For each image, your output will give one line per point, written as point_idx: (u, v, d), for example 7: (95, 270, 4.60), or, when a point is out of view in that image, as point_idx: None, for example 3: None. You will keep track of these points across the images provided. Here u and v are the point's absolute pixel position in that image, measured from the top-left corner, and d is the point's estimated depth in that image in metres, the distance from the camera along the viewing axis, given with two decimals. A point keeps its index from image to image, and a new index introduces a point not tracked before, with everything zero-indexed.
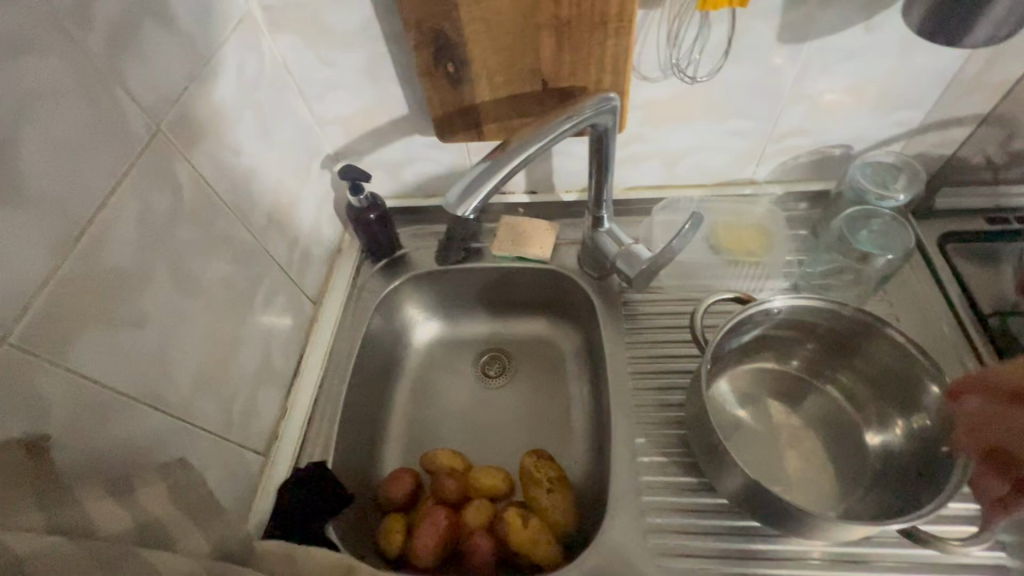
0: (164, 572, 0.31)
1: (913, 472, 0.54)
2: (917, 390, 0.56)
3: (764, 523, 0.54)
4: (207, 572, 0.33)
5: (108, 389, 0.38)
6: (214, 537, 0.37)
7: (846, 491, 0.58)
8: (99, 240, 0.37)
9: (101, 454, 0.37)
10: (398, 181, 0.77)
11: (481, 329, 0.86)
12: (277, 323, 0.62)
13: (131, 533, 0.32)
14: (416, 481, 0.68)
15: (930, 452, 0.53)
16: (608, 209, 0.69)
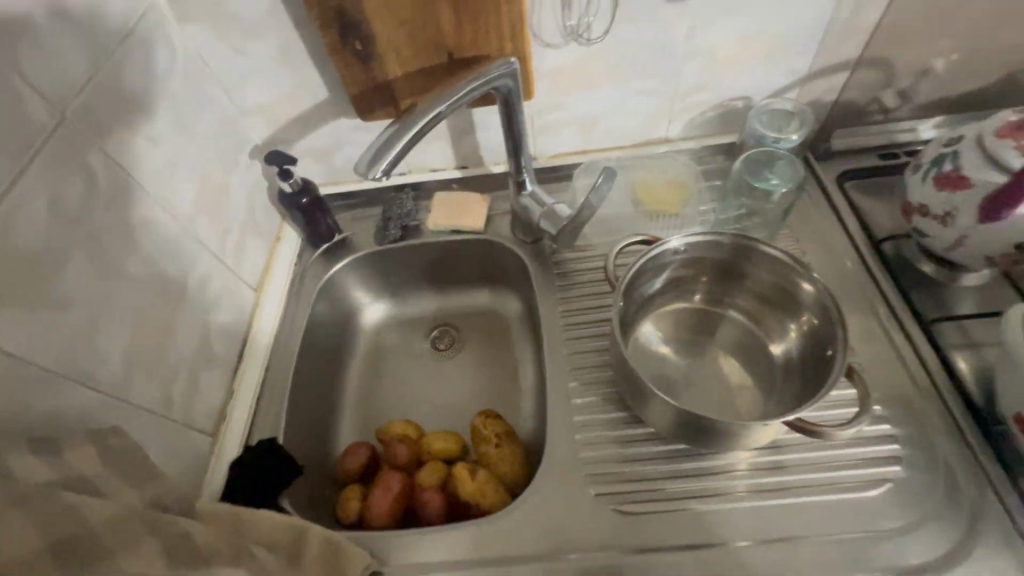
0: (85, 513, 0.35)
1: (798, 398, 0.59)
2: (805, 324, 0.60)
3: (689, 441, 0.58)
4: (135, 515, 0.38)
5: (32, 365, 0.43)
6: (146, 493, 0.42)
7: (758, 409, 0.62)
8: (7, 221, 0.42)
9: (29, 424, 0.42)
10: (331, 166, 0.83)
11: (430, 306, 0.92)
12: (214, 308, 0.67)
13: (56, 485, 0.37)
14: (371, 453, 0.73)
15: (809, 376, 0.58)
16: (529, 171, 0.73)
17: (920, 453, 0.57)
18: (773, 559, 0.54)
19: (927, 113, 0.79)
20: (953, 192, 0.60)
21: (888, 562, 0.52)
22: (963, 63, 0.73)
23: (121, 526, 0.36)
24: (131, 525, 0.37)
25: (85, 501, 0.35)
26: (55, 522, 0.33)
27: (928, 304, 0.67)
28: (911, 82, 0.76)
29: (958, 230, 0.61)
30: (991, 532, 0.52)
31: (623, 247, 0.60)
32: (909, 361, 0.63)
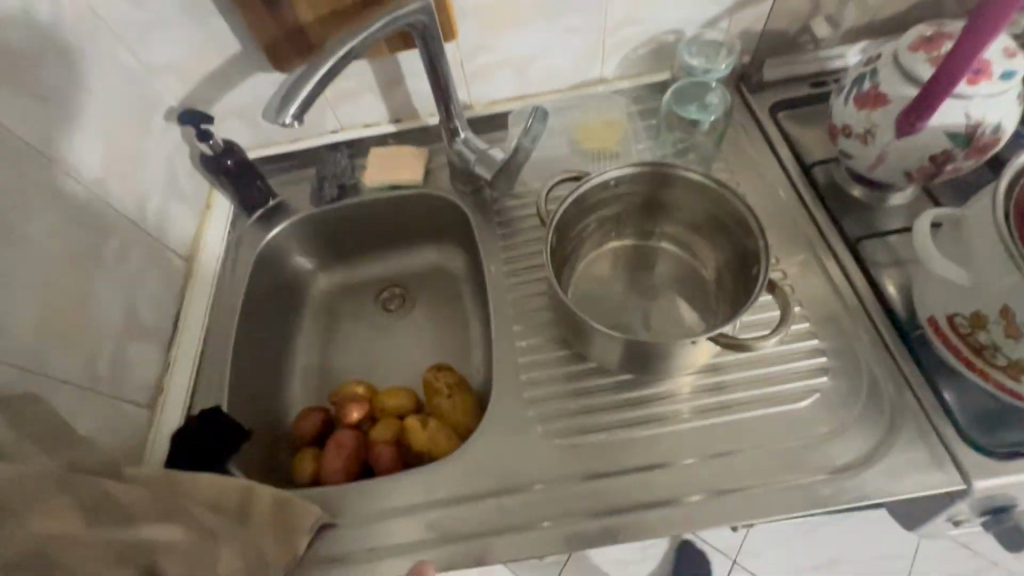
0: None
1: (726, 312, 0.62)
2: (735, 248, 0.61)
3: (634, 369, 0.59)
4: (49, 478, 0.37)
5: None
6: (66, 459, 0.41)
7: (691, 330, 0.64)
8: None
9: None
10: (258, 127, 0.80)
11: (378, 266, 0.90)
12: (139, 276, 0.64)
13: None
14: (323, 415, 0.73)
15: (738, 288, 0.61)
16: (460, 117, 0.71)
17: (845, 363, 0.59)
18: (711, 473, 0.56)
19: (856, 38, 0.79)
20: (872, 110, 0.61)
21: (816, 466, 0.55)
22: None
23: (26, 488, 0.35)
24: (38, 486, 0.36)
25: None
26: None
27: (852, 222, 0.69)
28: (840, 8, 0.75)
29: (877, 147, 0.62)
30: (907, 431, 0.55)
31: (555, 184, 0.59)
32: (837, 280, 0.64)
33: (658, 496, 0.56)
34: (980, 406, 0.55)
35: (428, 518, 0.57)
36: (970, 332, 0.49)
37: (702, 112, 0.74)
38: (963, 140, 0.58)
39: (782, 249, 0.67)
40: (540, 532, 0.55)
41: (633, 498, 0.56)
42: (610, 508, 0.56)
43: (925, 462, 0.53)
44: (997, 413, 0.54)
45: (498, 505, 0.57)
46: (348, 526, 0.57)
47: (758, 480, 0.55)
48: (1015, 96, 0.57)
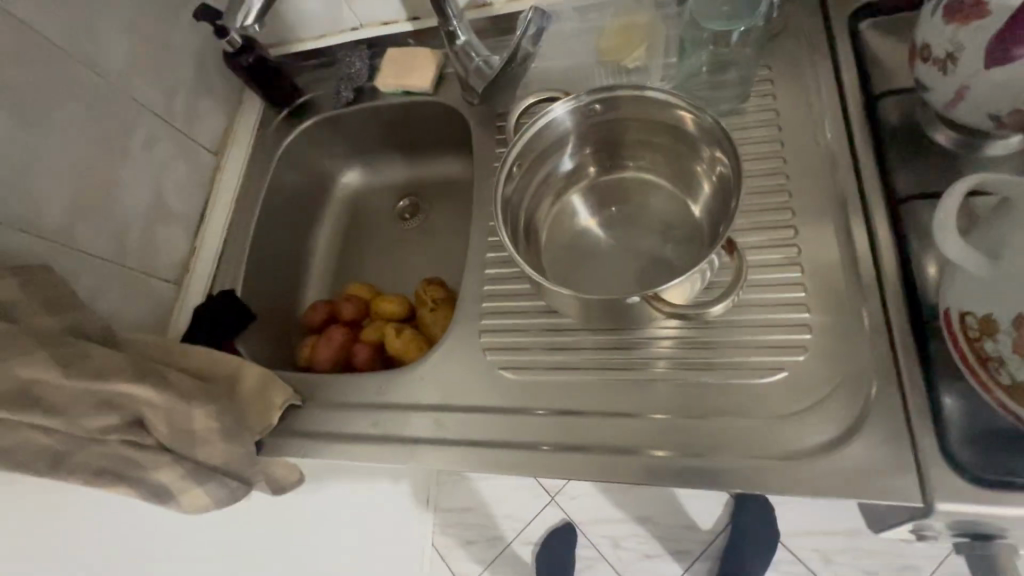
0: None
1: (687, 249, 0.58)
2: (720, 181, 0.55)
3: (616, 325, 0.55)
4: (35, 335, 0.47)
5: None
6: (65, 321, 0.52)
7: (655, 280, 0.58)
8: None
9: None
10: (284, 25, 0.81)
11: (399, 175, 0.91)
12: (167, 167, 0.73)
13: None
14: (325, 310, 0.80)
15: (715, 228, 0.56)
16: (460, 20, 0.67)
17: (833, 344, 0.51)
18: (643, 430, 0.54)
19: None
20: (960, 26, 0.45)
21: (760, 447, 0.50)
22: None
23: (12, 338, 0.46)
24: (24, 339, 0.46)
25: None
26: None
27: (904, 175, 0.54)
28: None
29: (959, 79, 0.47)
30: (874, 430, 0.48)
31: (520, 107, 0.56)
32: (858, 247, 0.53)
33: (584, 442, 0.55)
34: (985, 424, 0.45)
35: (375, 417, 0.63)
36: (977, 339, 0.39)
37: (726, 22, 0.59)
38: None
39: (803, 200, 0.57)
40: (467, 451, 0.58)
41: (558, 438, 0.56)
42: (535, 443, 0.57)
43: (886, 469, 0.46)
44: (1005, 437, 0.45)
45: (435, 417, 0.61)
46: (313, 409, 0.65)
47: (692, 447, 0.52)
48: None
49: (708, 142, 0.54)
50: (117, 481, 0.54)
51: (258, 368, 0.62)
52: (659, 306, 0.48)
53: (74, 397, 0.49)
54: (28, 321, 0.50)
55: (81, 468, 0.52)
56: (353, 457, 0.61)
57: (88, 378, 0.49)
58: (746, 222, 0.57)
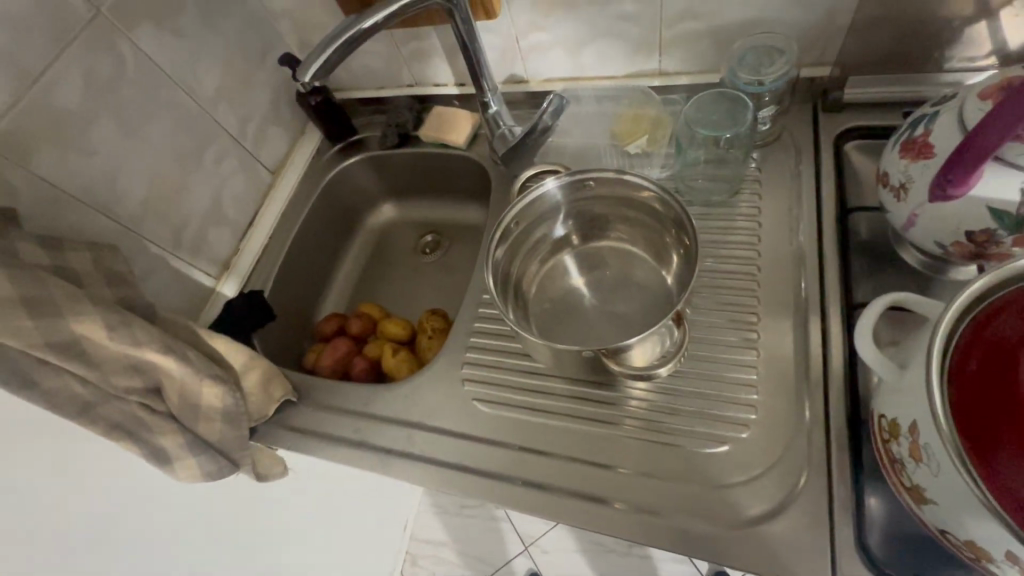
0: (57, 287, 0.55)
1: (651, 317, 0.64)
2: (687, 260, 0.62)
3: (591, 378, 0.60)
4: (91, 301, 0.57)
5: (63, 192, 0.64)
6: (116, 293, 0.62)
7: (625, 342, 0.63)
8: (44, 85, 0.61)
9: (59, 233, 0.65)
10: (352, 77, 0.94)
11: (428, 213, 1.01)
12: (230, 179, 0.85)
13: (48, 267, 0.57)
14: (336, 323, 0.88)
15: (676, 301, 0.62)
16: (493, 91, 0.77)
17: (775, 427, 0.55)
18: (590, 479, 0.58)
19: (1003, 63, 0.62)
20: (912, 161, 0.51)
21: (692, 511, 0.54)
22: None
23: (73, 300, 0.56)
24: (83, 302, 0.56)
25: (59, 284, 0.55)
26: (31, 286, 0.53)
27: (865, 285, 0.59)
28: (976, 28, 0.59)
29: (910, 206, 0.52)
30: (798, 512, 0.51)
31: (520, 180, 0.70)
32: (811, 343, 0.58)
33: (534, 479, 0.60)
34: (905, 527, 0.49)
35: (357, 424, 0.69)
36: (887, 440, 0.43)
37: (714, 129, 0.67)
38: (1012, 222, 0.46)
39: (768, 292, 0.62)
40: (432, 467, 0.64)
41: (514, 472, 0.61)
42: (491, 472, 0.62)
43: (802, 551, 0.50)
44: (921, 542, 0.48)
45: (409, 433, 0.67)
46: (306, 407, 0.73)
47: (640, 504, 0.56)
48: None
49: (676, 224, 0.62)
50: (128, 439, 0.62)
51: (262, 364, 0.70)
52: (619, 367, 0.56)
53: (111, 358, 0.58)
54: (89, 288, 0.60)
55: (102, 419, 0.60)
56: (332, 456, 0.68)
57: (124, 344, 0.58)
58: (715, 303, 0.63)
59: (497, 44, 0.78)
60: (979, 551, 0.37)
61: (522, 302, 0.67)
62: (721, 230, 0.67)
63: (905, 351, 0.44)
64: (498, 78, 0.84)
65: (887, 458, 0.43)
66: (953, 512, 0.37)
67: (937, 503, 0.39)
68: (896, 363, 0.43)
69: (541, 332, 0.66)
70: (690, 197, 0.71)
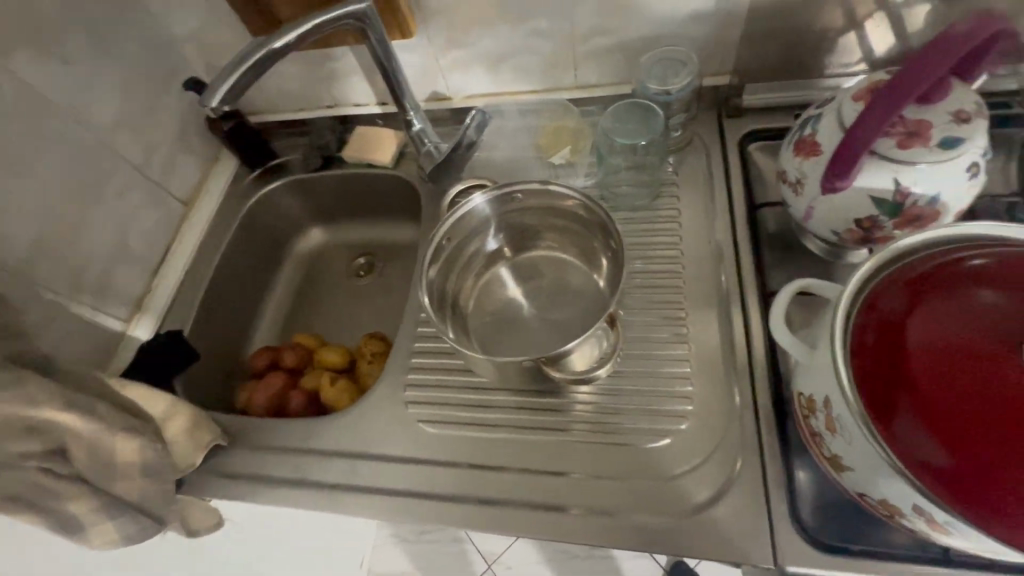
0: None
1: (587, 321, 0.66)
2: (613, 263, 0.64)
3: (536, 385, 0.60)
4: None
5: None
6: (5, 347, 0.56)
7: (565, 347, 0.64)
8: None
9: None
10: (267, 98, 0.90)
11: (360, 234, 0.99)
12: (137, 213, 0.79)
13: None
14: (269, 358, 0.84)
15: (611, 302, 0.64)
16: (415, 109, 0.77)
17: (710, 415, 0.58)
18: (542, 487, 0.58)
19: (871, 68, 0.70)
20: (805, 158, 0.56)
21: (642, 507, 0.55)
22: (931, 5, 0.62)
23: None
24: None
25: None
26: None
27: (776, 273, 0.64)
28: (845, 39, 0.67)
29: (806, 200, 0.57)
30: (737, 494, 0.54)
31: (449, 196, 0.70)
32: (735, 331, 0.62)
33: (487, 495, 0.59)
34: (831, 496, 0.52)
35: (298, 461, 0.66)
36: (807, 415, 0.46)
37: (631, 137, 0.70)
38: (890, 209, 0.52)
39: (692, 288, 0.66)
40: (381, 495, 0.61)
41: (465, 491, 0.60)
42: (442, 493, 0.60)
43: (743, 529, 0.52)
44: (845, 507, 0.51)
45: (353, 464, 0.64)
46: (239, 449, 0.68)
47: (593, 505, 0.57)
48: (969, 162, 0.49)
49: (600, 231, 0.64)
50: (29, 510, 0.55)
51: (188, 410, 0.65)
52: (560, 374, 0.59)
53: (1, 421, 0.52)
54: None
55: None
56: (271, 499, 0.64)
57: (18, 404, 0.52)
58: (645, 303, 0.66)
59: (416, 63, 0.78)
60: (892, 508, 0.41)
61: (462, 320, 0.67)
62: (645, 233, 0.71)
63: (814, 332, 0.47)
64: (420, 96, 0.84)
65: (809, 433, 0.46)
66: (868, 476, 0.41)
67: (853, 469, 0.42)
68: (807, 345, 0.47)
69: (483, 347, 0.66)
70: (615, 202, 0.73)
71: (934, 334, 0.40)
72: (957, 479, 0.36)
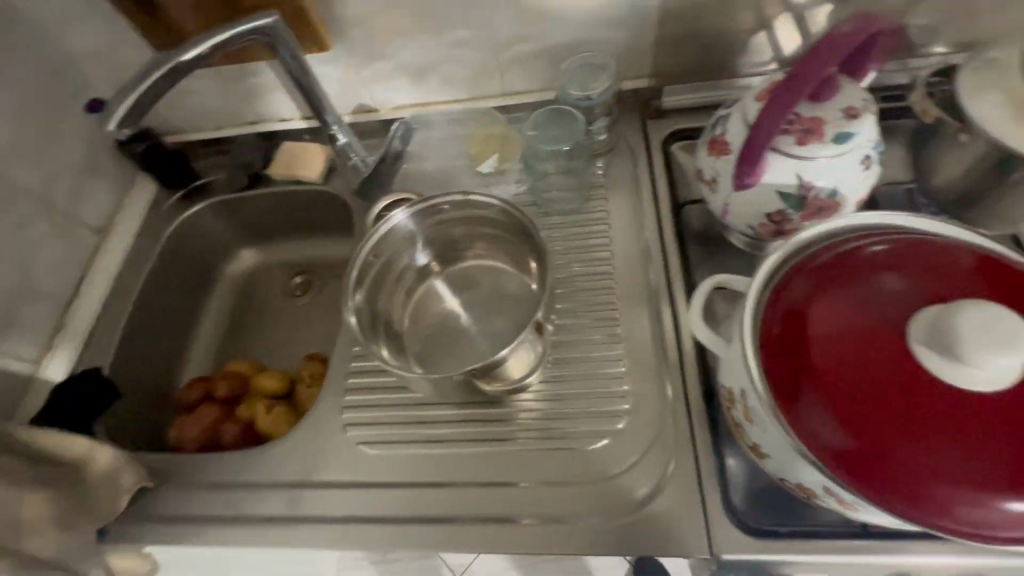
0: None
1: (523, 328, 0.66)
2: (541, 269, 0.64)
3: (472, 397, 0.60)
4: None
5: None
6: None
7: None
8: None
9: None
10: (184, 115, 0.86)
11: (295, 253, 0.96)
12: (41, 246, 0.74)
13: None
14: (201, 390, 0.80)
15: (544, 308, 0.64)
16: (338, 123, 0.75)
17: (646, 410, 0.59)
18: (485, 500, 0.58)
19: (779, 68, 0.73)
20: (718, 157, 0.58)
21: (583, 510, 0.56)
22: (827, 7, 0.66)
23: None
24: None
25: None
26: None
27: (702, 269, 0.66)
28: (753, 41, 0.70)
29: (721, 198, 0.59)
30: (673, 489, 0.55)
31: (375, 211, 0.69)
32: (665, 328, 0.63)
33: (429, 514, 0.58)
34: (761, 483, 0.54)
35: (231, 497, 0.62)
36: (729, 407, 0.48)
37: (556, 144, 0.71)
38: (796, 202, 0.54)
39: (624, 288, 0.67)
40: (320, 524, 0.59)
41: (408, 511, 0.59)
42: (383, 516, 0.59)
43: (680, 523, 0.53)
44: (775, 492, 0.53)
45: (290, 494, 0.62)
46: (167, 490, 0.64)
47: (536, 512, 0.57)
48: (862, 155, 0.52)
49: (527, 239, 0.64)
50: None
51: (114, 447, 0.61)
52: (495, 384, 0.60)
53: None
54: None
55: None
56: (204, 540, 0.60)
57: None
58: (579, 306, 0.66)
59: (338, 75, 0.77)
60: (808, 490, 0.43)
61: (396, 335, 0.66)
62: (576, 237, 0.71)
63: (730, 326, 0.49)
64: (346, 109, 0.82)
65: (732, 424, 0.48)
66: (784, 462, 0.42)
67: (771, 456, 0.44)
68: (725, 339, 0.49)
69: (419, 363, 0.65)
70: (546, 208, 0.74)
71: (834, 319, 0.42)
72: (854, 456, 0.38)
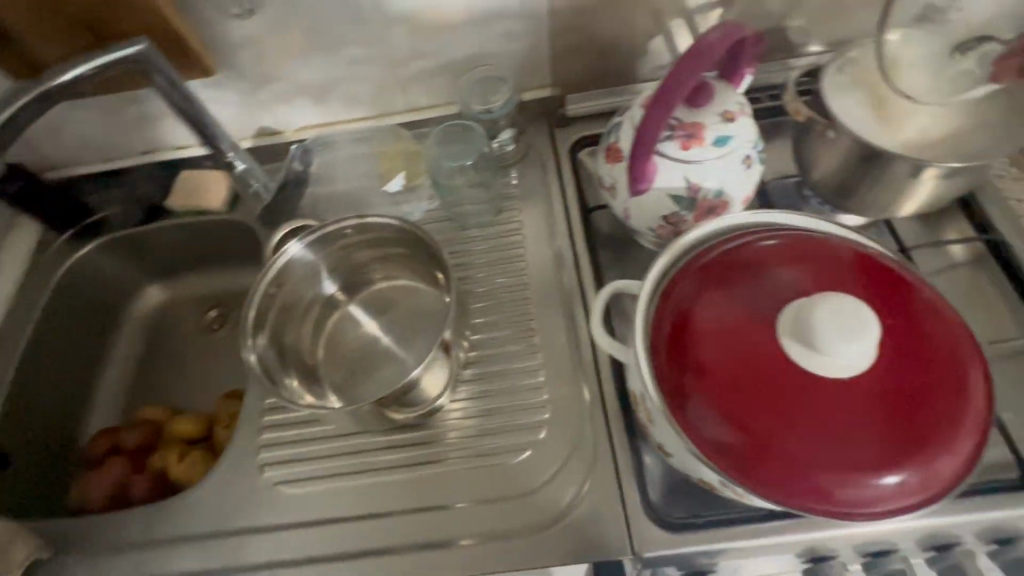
0: None
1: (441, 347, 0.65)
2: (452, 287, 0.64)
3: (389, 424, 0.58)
4: None
5: None
6: None
7: None
8: None
9: None
10: (64, 149, 0.79)
11: (208, 285, 0.91)
12: None
13: None
14: (107, 444, 0.74)
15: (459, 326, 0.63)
16: (235, 149, 0.71)
17: (566, 418, 0.60)
18: (411, 527, 0.57)
19: None
20: (614, 164, 0.59)
21: (508, 526, 0.56)
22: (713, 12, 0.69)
23: None
24: None
25: None
26: None
27: (612, 273, 0.68)
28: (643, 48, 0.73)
29: (619, 204, 0.60)
30: (595, 494, 0.56)
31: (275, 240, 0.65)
32: (580, 334, 0.64)
33: (354, 549, 0.56)
34: (678, 478, 0.56)
35: (139, 557, 0.58)
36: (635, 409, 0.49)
37: (458, 160, 0.73)
38: (687, 204, 0.56)
39: (539, 297, 0.67)
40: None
41: (332, 549, 0.57)
42: (306, 557, 0.57)
43: (602, 527, 0.54)
44: (691, 485, 0.55)
45: (203, 546, 0.58)
46: (66, 559, 0.59)
47: (462, 534, 0.56)
48: (742, 155, 0.55)
49: (435, 257, 0.63)
50: None
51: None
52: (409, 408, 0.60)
53: None
54: None
55: None
56: None
57: None
58: (495, 319, 0.66)
59: (232, 100, 0.74)
60: (708, 484, 0.44)
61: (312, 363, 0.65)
62: (490, 250, 0.71)
63: None
64: (245, 134, 0.79)
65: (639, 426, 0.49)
66: (684, 460, 0.44)
67: (673, 455, 0.45)
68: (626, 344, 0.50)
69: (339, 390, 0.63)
70: (460, 223, 0.73)
71: (715, 318, 0.44)
72: (738, 450, 0.40)
